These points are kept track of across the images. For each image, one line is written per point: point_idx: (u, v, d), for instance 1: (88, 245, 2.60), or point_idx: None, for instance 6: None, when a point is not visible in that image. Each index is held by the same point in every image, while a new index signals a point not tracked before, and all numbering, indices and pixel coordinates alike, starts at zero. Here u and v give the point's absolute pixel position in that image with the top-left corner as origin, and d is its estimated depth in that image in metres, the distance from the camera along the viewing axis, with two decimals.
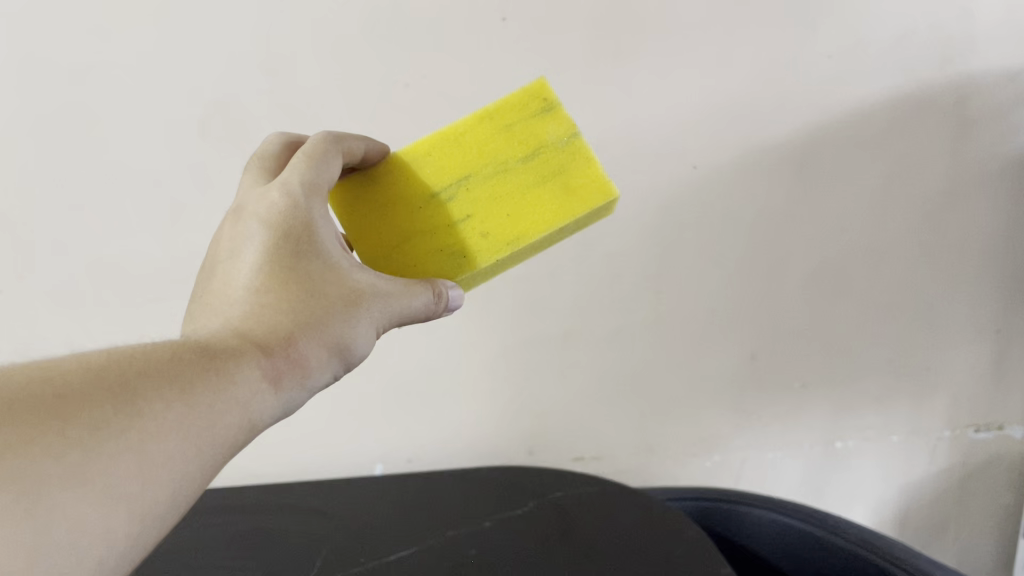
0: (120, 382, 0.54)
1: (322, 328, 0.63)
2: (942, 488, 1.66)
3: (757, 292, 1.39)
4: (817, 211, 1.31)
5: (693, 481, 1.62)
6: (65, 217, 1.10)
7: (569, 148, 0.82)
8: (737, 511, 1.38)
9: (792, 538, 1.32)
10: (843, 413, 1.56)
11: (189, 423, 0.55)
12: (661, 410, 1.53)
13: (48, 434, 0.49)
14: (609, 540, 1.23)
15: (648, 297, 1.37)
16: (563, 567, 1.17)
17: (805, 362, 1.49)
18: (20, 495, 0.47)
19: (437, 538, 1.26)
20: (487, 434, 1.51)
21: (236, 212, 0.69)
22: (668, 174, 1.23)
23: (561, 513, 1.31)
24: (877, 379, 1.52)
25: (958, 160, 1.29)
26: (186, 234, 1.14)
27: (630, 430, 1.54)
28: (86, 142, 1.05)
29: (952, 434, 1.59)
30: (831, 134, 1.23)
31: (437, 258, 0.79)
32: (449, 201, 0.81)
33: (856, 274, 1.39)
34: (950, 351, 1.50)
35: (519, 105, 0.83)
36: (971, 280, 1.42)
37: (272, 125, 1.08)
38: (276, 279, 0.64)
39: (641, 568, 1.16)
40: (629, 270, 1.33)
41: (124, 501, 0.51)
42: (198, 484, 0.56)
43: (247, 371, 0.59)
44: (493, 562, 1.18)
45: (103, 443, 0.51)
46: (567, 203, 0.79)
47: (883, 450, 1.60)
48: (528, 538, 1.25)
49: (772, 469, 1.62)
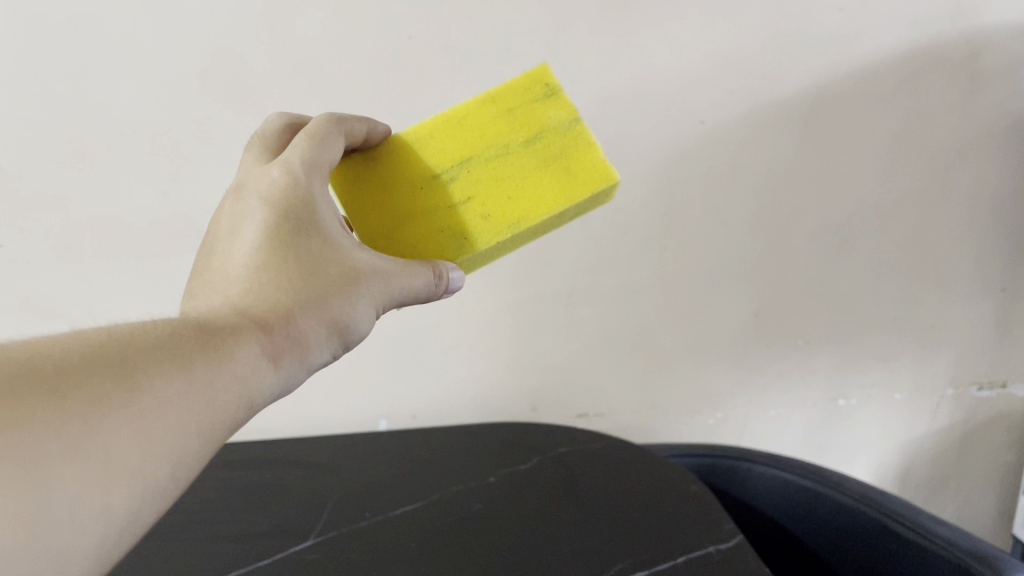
0: (120, 359, 0.53)
1: (323, 305, 0.63)
2: (942, 445, 1.67)
3: (763, 251, 1.39)
4: (825, 167, 1.30)
5: (696, 439, 1.63)
6: (64, 172, 1.08)
7: (571, 133, 0.82)
8: (742, 469, 1.38)
9: (795, 496, 1.31)
10: (848, 372, 1.56)
11: (190, 400, 0.55)
12: (665, 369, 1.53)
13: (50, 407, 0.48)
14: (611, 498, 1.24)
15: (654, 254, 1.36)
16: (567, 521, 1.17)
17: (811, 321, 1.49)
18: (21, 468, 0.46)
19: (443, 493, 1.27)
20: (490, 392, 1.52)
21: (236, 191, 0.68)
22: (675, 131, 1.22)
23: (565, 471, 1.32)
24: (884, 338, 1.52)
25: (968, 116, 1.27)
26: (187, 188, 1.13)
27: (634, 388, 1.54)
28: (85, 95, 1.03)
29: (955, 392, 1.59)
30: (841, 90, 1.22)
31: (438, 238, 0.79)
32: (451, 182, 0.81)
33: (862, 231, 1.39)
34: (956, 310, 1.49)
35: (520, 90, 0.83)
36: (977, 237, 1.42)
37: (274, 78, 1.07)
38: (277, 256, 0.63)
39: (644, 523, 1.16)
40: (634, 228, 1.32)
41: (124, 477, 0.50)
42: (197, 459, 0.56)
43: (248, 348, 0.59)
44: (497, 517, 1.19)
45: (107, 419, 0.50)
46: (568, 188, 0.80)
47: (886, 408, 1.61)
48: (533, 495, 1.25)
49: (775, 427, 1.62)
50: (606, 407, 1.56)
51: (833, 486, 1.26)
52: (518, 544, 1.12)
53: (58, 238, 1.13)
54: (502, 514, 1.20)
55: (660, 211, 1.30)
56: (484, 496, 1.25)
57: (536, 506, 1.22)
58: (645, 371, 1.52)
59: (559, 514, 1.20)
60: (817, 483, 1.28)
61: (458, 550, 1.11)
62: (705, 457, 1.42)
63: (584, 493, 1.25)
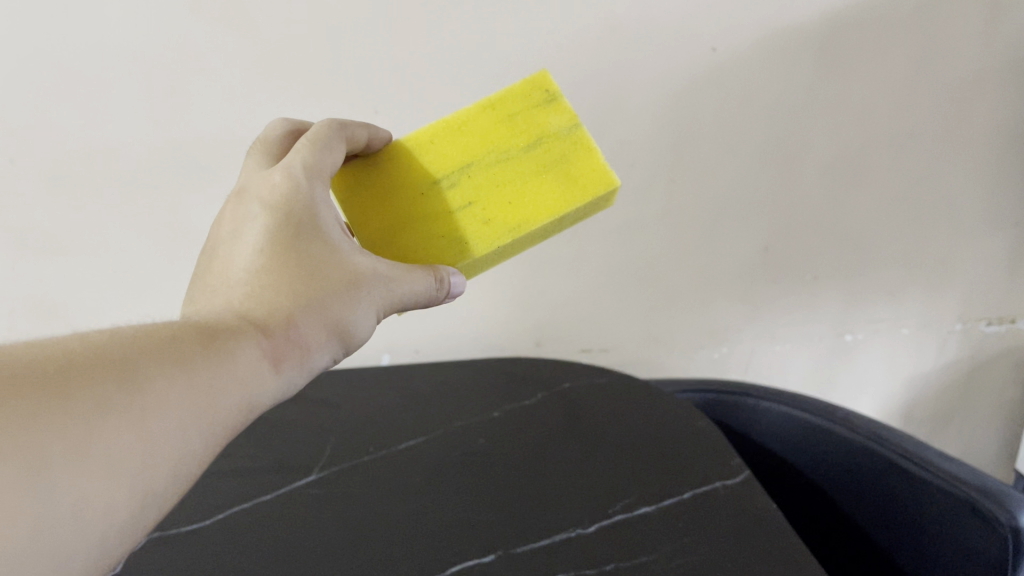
0: (120, 360, 0.50)
1: (326, 309, 0.62)
2: (949, 379, 1.67)
3: (773, 184, 1.36)
4: (840, 97, 1.25)
5: (701, 371, 1.63)
6: (48, 106, 1.02)
7: (571, 138, 0.80)
8: (747, 407, 1.33)
9: (799, 435, 1.26)
10: (855, 304, 1.54)
11: (192, 402, 0.52)
12: (670, 301, 1.51)
13: (50, 405, 0.45)
14: (619, 436, 1.19)
15: (661, 186, 1.32)
16: (571, 458, 1.13)
17: (820, 253, 1.47)
18: (22, 467, 0.42)
19: (445, 429, 1.24)
20: (494, 327, 1.50)
21: (237, 196, 0.67)
22: (684, 58, 1.16)
23: (569, 408, 1.29)
24: (892, 270, 1.50)
25: (989, 45, 1.22)
26: (179, 124, 1.07)
27: (639, 321, 1.53)
28: (66, 25, 0.96)
29: (963, 327, 1.58)
30: (858, 18, 1.16)
31: (439, 244, 0.77)
32: (451, 187, 0.78)
33: (875, 163, 1.35)
34: (967, 244, 1.47)
35: (520, 96, 0.81)
36: (993, 169, 1.38)
37: (269, 9, 1.00)
38: (280, 262, 0.61)
39: (649, 457, 1.13)
40: (642, 159, 1.27)
41: (127, 479, 0.47)
42: (199, 460, 0.53)
43: (249, 349, 0.56)
44: (500, 452, 1.15)
45: (109, 424, 0.47)
46: (569, 193, 0.78)
47: (893, 342, 1.61)
48: (536, 432, 1.21)
49: (781, 360, 1.63)
50: (611, 341, 1.56)
51: (837, 422, 1.20)
52: (518, 476, 1.08)
53: (45, 173, 1.08)
54: (496, 455, 1.15)
55: (669, 144, 1.27)
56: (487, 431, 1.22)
57: (539, 445, 1.18)
58: (651, 304, 1.50)
59: (557, 454, 1.15)
60: (820, 419, 1.22)
61: (445, 493, 1.06)
62: (710, 395, 1.38)
63: (588, 431, 1.21)
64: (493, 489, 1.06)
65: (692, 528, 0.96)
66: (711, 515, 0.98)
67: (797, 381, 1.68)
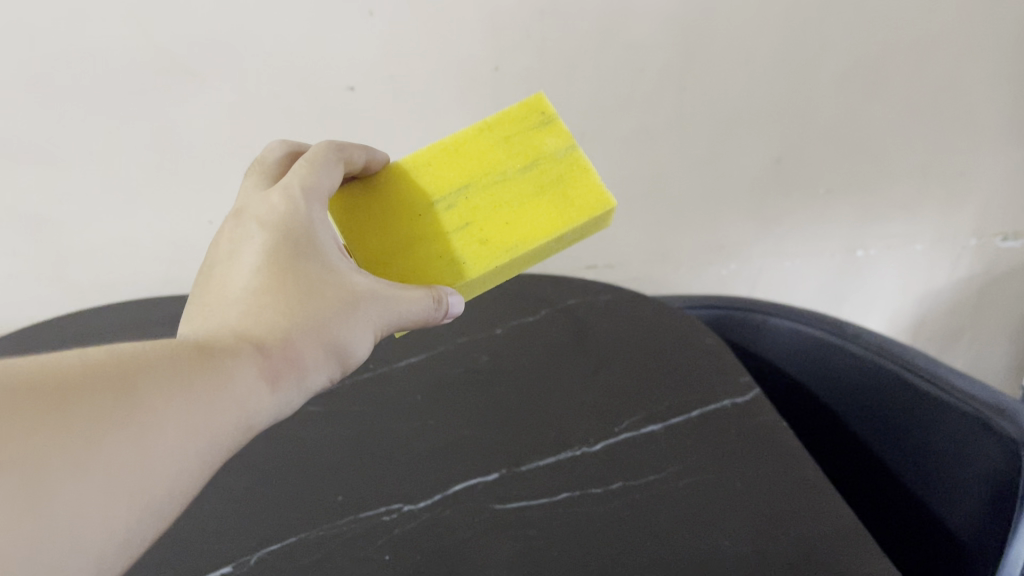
0: (123, 374, 0.45)
1: (326, 332, 0.57)
2: (961, 294, 1.65)
3: (788, 90, 1.26)
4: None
5: (707, 288, 1.59)
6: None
7: (569, 159, 0.75)
8: (756, 323, 1.19)
9: (807, 349, 1.13)
10: (867, 219, 1.50)
11: (191, 417, 0.47)
12: (676, 216, 1.44)
13: (48, 421, 0.40)
14: (617, 339, 1.05)
15: (672, 94, 1.23)
16: (574, 360, 1.01)
17: (830, 164, 1.40)
18: (18, 484, 0.38)
19: (449, 344, 1.06)
20: None
21: (236, 215, 0.63)
22: None
23: (576, 321, 1.11)
24: (904, 186, 1.46)
25: None
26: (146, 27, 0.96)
27: (644, 237, 1.47)
28: None
29: (978, 243, 1.55)
30: None
31: (431, 267, 0.71)
32: (448, 208, 0.73)
33: (895, 69, 1.26)
34: (987, 158, 1.42)
35: (515, 119, 0.76)
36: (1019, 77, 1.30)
37: None
38: (279, 281, 0.57)
39: (660, 372, 0.97)
40: (651, 64, 1.18)
41: (126, 502, 0.43)
42: (198, 482, 0.48)
43: (248, 367, 0.51)
44: (503, 368, 0.99)
45: (107, 451, 0.42)
46: (565, 213, 0.72)
47: (906, 258, 1.57)
48: (541, 342, 1.05)
49: (789, 276, 1.59)
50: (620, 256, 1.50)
51: (847, 338, 1.06)
52: (500, 406, 0.92)
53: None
54: (486, 360, 1.02)
55: (678, 45, 1.16)
56: (490, 349, 1.04)
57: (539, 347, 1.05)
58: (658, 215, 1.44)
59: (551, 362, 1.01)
60: (830, 337, 1.09)
61: (433, 405, 0.92)
62: (716, 306, 1.22)
63: (590, 331, 1.08)
64: (483, 404, 0.93)
65: (698, 446, 0.83)
66: (707, 440, 0.83)
67: (805, 292, 1.63)
